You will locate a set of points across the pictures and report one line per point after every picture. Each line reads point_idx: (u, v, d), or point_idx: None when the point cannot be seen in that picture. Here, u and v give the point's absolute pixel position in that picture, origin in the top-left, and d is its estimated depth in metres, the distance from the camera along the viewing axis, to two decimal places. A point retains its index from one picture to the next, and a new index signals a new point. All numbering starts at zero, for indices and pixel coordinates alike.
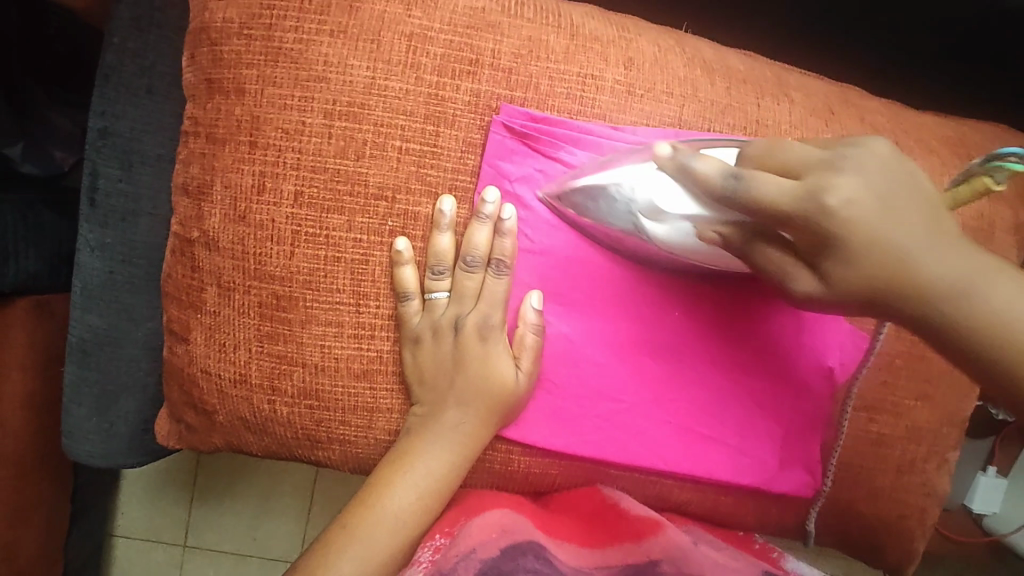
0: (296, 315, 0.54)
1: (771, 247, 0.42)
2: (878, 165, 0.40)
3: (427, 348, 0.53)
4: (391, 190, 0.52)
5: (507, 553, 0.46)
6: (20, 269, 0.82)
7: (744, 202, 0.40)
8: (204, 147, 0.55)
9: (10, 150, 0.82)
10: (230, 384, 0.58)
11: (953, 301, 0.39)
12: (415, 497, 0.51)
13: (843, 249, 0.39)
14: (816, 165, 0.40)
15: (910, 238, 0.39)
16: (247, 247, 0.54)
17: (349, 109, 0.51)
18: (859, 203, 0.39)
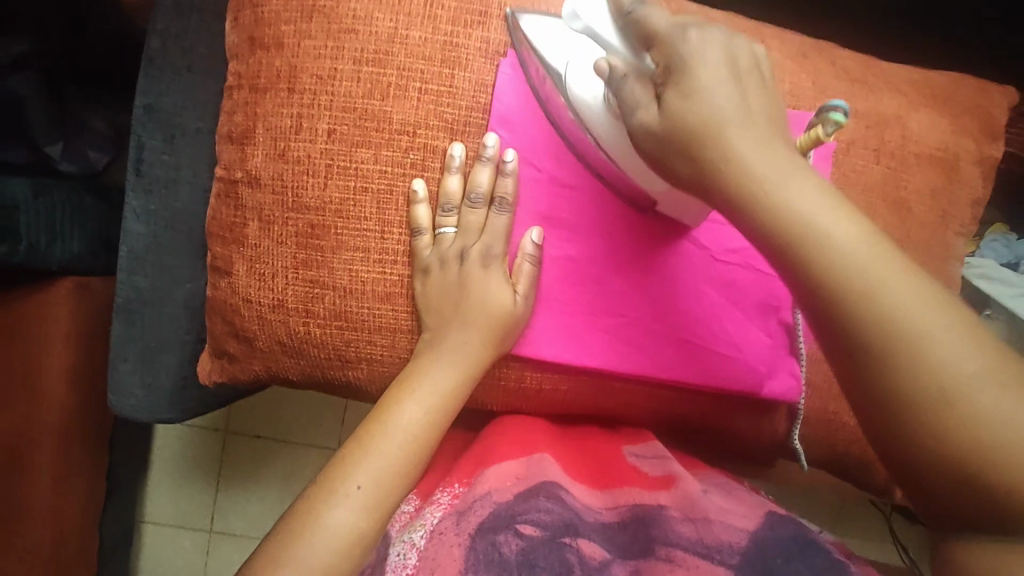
0: (328, 241, 0.61)
1: (634, 80, 0.46)
2: (747, 58, 0.45)
3: (436, 277, 0.59)
4: (412, 126, 0.59)
5: (523, 496, 0.50)
6: (66, 249, 0.90)
7: (636, 23, 0.46)
8: (247, 97, 0.62)
9: (51, 148, 0.93)
10: (269, 310, 0.65)
11: (756, 186, 0.41)
12: (420, 410, 0.54)
13: (687, 82, 0.43)
14: (701, 25, 0.47)
15: (741, 108, 0.43)
16: (285, 182, 0.61)
17: (375, 56, 0.59)
18: (711, 44, 0.44)
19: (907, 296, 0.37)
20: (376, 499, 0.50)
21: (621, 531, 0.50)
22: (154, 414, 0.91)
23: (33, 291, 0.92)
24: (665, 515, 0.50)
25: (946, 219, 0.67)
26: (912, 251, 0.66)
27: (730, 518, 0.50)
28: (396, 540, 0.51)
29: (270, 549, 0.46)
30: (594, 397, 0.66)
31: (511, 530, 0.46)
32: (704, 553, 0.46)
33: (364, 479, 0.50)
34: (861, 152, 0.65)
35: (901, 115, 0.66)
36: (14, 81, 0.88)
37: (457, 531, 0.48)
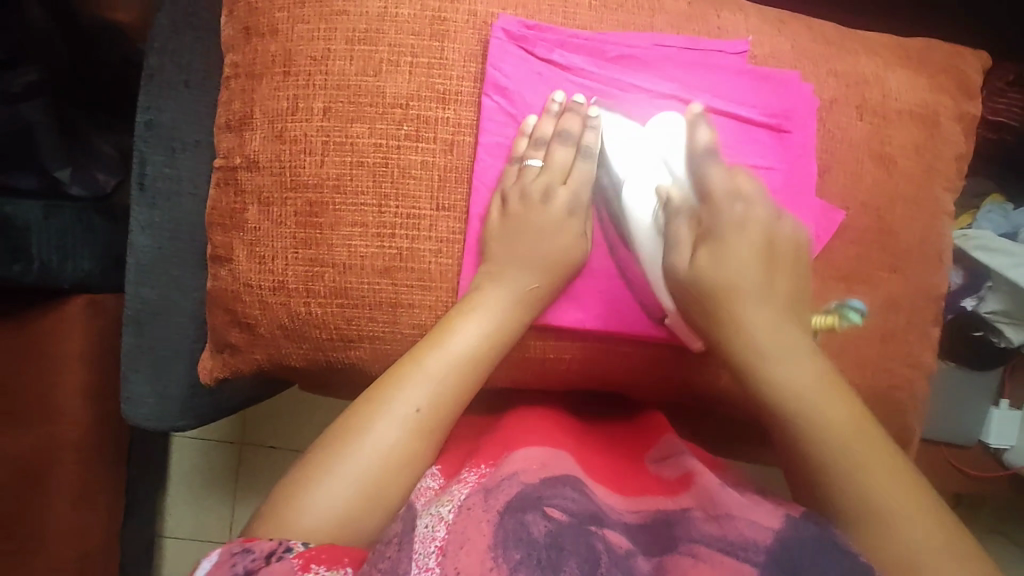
0: (326, 218, 0.62)
1: (680, 221, 0.56)
2: (784, 241, 0.57)
3: (499, 207, 0.61)
4: (405, 99, 0.61)
5: (549, 483, 0.46)
6: (77, 268, 0.91)
7: (694, 172, 0.56)
8: (244, 84, 0.64)
9: (60, 172, 0.91)
10: (270, 292, 0.65)
11: (795, 395, 0.50)
12: (476, 337, 0.56)
13: (718, 244, 0.55)
14: (754, 194, 0.56)
15: (751, 252, 0.55)
16: (283, 162, 0.62)
17: (366, 34, 0.60)
18: (749, 236, 0.55)
19: (861, 481, 0.47)
20: (428, 419, 0.53)
21: (644, 530, 0.46)
22: (162, 421, 0.91)
23: (44, 308, 0.93)
24: (688, 517, 0.45)
25: (932, 173, 0.69)
26: (901, 204, 0.67)
27: (756, 505, 0.45)
28: (421, 513, 0.47)
29: (323, 450, 0.52)
30: (598, 366, 0.67)
31: (539, 512, 0.42)
32: (729, 550, 0.40)
33: (419, 400, 0.53)
34: (845, 108, 0.66)
35: (880, 73, 0.67)
36: (27, 109, 0.89)
37: (485, 508, 0.43)
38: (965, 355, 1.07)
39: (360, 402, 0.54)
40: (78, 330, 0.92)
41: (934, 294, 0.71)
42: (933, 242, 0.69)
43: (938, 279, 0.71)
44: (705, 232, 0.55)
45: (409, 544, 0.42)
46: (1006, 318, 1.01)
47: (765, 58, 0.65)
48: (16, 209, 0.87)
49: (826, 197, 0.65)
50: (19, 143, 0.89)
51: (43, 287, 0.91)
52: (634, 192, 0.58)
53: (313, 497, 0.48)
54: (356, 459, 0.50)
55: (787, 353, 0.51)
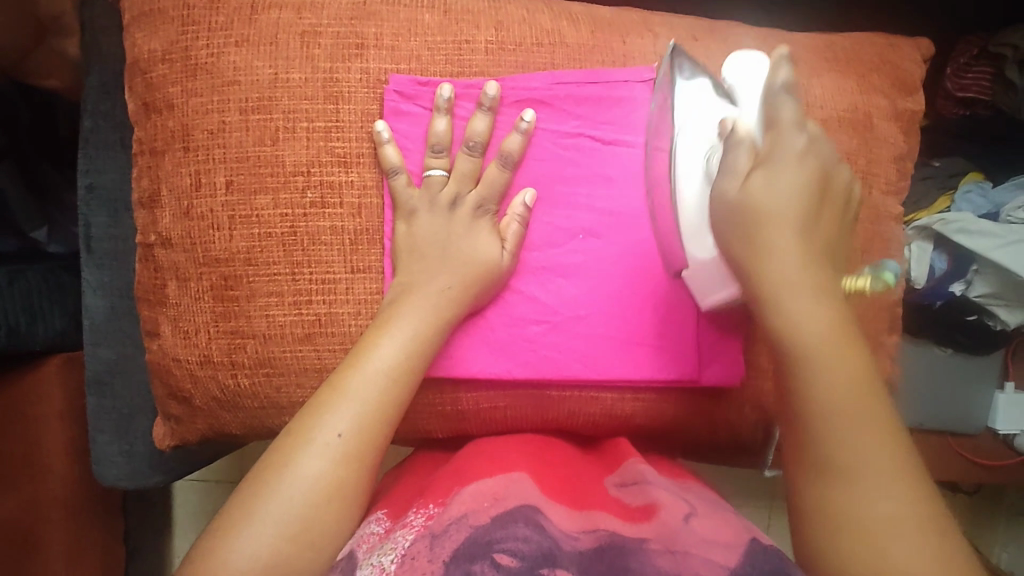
0: (242, 290, 0.61)
1: (741, 148, 0.50)
2: (835, 163, 0.51)
3: (423, 218, 0.59)
4: (306, 165, 0.60)
5: (501, 521, 0.46)
6: (49, 329, 0.94)
7: (767, 84, 0.50)
8: (149, 160, 0.63)
9: (37, 233, 0.95)
10: (198, 366, 0.65)
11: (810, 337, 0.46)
12: (397, 350, 0.54)
13: (772, 164, 0.49)
14: (826, 158, 0.51)
15: (796, 196, 0.49)
16: (194, 238, 0.62)
17: (259, 103, 0.59)
18: (796, 177, 0.49)
19: (871, 484, 0.43)
20: (355, 437, 0.51)
21: (600, 559, 0.44)
22: (137, 479, 0.94)
23: (17, 375, 0.95)
24: (645, 549, 0.45)
25: (869, 180, 0.66)
26: None
27: (712, 550, 0.45)
28: (361, 563, 0.46)
29: (248, 492, 0.49)
30: (534, 413, 0.65)
31: (488, 560, 0.42)
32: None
33: (340, 426, 0.51)
34: None
35: (804, 83, 0.64)
36: None
37: (429, 557, 0.44)
38: (968, 344, 0.97)
39: (283, 438, 0.51)
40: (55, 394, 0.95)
41: (883, 303, 0.69)
42: (876, 255, 0.67)
43: (887, 288, 0.69)
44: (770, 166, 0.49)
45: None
46: (997, 300, 0.92)
47: None
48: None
49: None
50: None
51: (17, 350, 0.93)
52: (685, 142, 0.55)
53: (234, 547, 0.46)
54: (280, 500, 0.48)
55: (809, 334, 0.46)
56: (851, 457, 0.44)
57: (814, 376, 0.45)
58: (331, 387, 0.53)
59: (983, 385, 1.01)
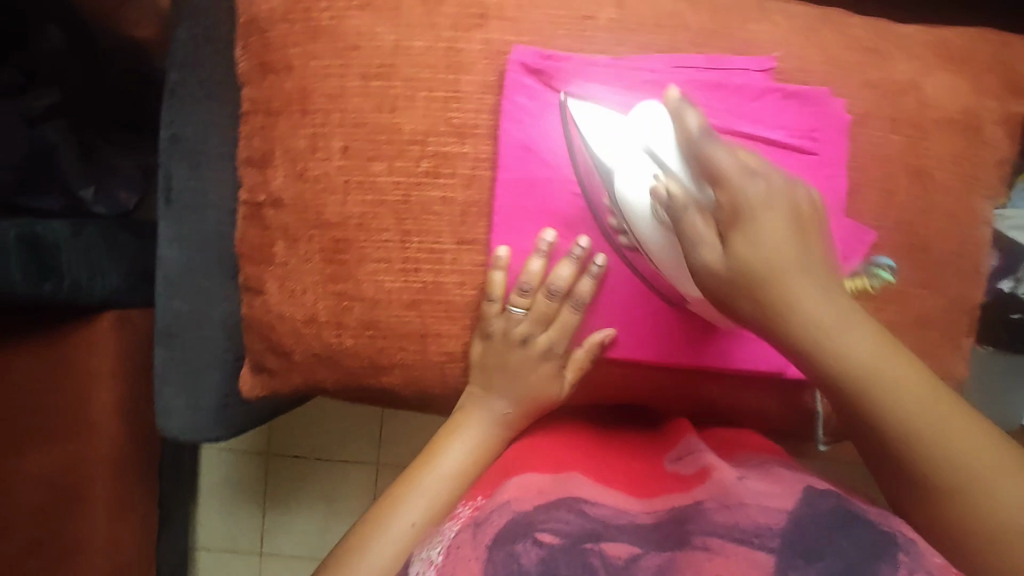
0: (352, 254, 0.63)
1: (697, 214, 0.49)
2: (805, 209, 0.48)
3: (495, 343, 0.62)
4: (422, 135, 0.60)
5: (544, 508, 0.49)
6: (105, 286, 0.94)
7: (697, 159, 0.48)
8: (263, 120, 0.64)
9: (84, 193, 1.01)
10: (302, 324, 0.67)
11: (817, 335, 0.46)
12: (462, 456, 0.60)
13: (748, 231, 0.47)
14: (747, 171, 0.47)
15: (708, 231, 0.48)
16: (307, 200, 0.63)
17: (380, 70, 0.60)
18: (769, 239, 0.47)
19: (942, 455, 0.44)
20: (458, 474, 0.58)
21: (655, 529, 0.47)
22: (199, 432, 0.96)
23: (72, 327, 0.95)
24: (702, 510, 0.48)
25: (971, 182, 0.66)
26: (933, 219, 0.65)
27: (770, 499, 0.47)
28: (414, 558, 0.49)
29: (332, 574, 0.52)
30: (617, 386, 0.68)
31: (529, 539, 0.45)
32: (743, 538, 0.43)
33: (449, 461, 0.59)
34: (878, 121, 0.63)
35: (917, 81, 0.64)
36: (48, 131, 0.97)
37: (473, 544, 0.47)
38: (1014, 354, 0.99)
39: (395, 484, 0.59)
40: (107, 348, 0.96)
41: (966, 305, 0.70)
42: (968, 256, 0.68)
43: (973, 290, 0.70)
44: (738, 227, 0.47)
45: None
46: None
47: (794, 73, 0.62)
48: (44, 228, 0.89)
49: (856, 215, 0.63)
50: (42, 164, 0.97)
51: (74, 305, 0.93)
52: (623, 182, 0.54)
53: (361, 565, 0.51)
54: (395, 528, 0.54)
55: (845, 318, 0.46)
56: (921, 446, 0.44)
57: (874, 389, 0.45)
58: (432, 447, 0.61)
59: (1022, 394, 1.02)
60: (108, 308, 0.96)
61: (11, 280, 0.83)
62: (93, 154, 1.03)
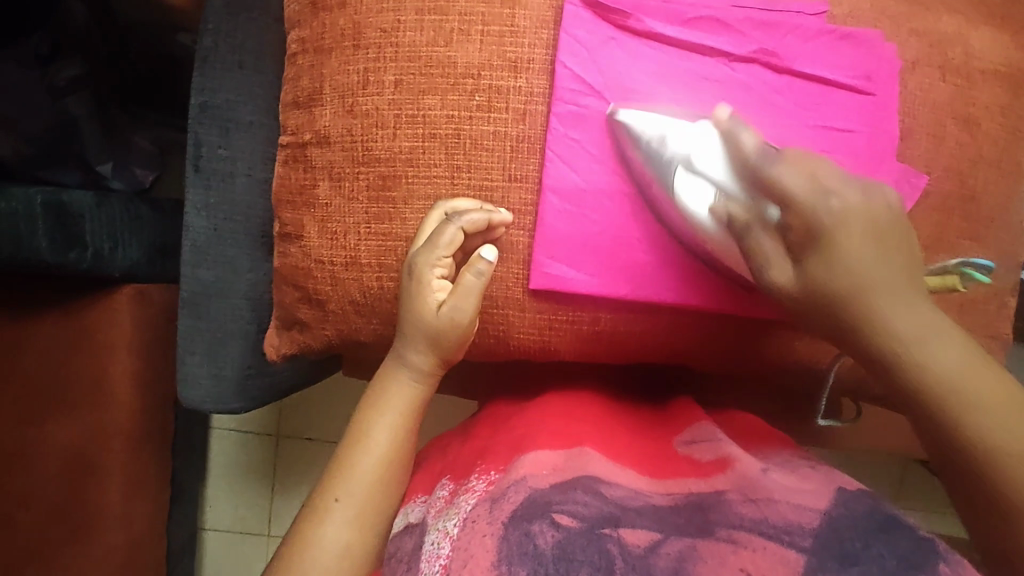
0: (399, 192, 0.62)
1: (766, 235, 0.49)
2: (884, 210, 0.48)
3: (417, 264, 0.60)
4: (477, 68, 0.60)
5: (560, 488, 0.46)
6: (125, 257, 0.92)
7: (763, 180, 0.49)
8: (312, 59, 0.64)
9: (104, 167, 1.01)
10: (342, 268, 0.65)
11: (903, 342, 0.44)
12: (388, 435, 0.57)
13: (830, 253, 0.47)
14: (829, 175, 0.48)
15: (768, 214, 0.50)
16: (355, 137, 0.62)
17: (436, 3, 0.60)
18: (852, 214, 0.47)
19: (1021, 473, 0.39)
20: (388, 455, 0.57)
21: (676, 513, 0.46)
22: (221, 404, 0.94)
23: (89, 297, 0.93)
24: (724, 502, 0.46)
25: (1018, 136, 0.67)
26: (981, 168, 0.66)
27: (798, 494, 0.46)
28: (431, 527, 0.49)
29: (276, 562, 0.52)
30: (670, 336, 0.65)
31: (547, 519, 0.42)
32: (772, 534, 0.42)
33: (378, 439, 0.57)
34: (928, 69, 0.64)
35: (962, 33, 0.65)
36: (71, 102, 0.95)
37: (490, 519, 0.45)
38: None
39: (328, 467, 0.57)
40: (123, 320, 0.93)
41: (1011, 262, 0.70)
42: (1015, 210, 0.68)
43: (1018, 247, 0.69)
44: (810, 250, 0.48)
45: (416, 563, 0.46)
46: None
47: (847, 17, 0.63)
48: (69, 196, 0.87)
49: (908, 161, 0.63)
50: (65, 136, 0.96)
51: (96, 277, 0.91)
52: (683, 178, 0.55)
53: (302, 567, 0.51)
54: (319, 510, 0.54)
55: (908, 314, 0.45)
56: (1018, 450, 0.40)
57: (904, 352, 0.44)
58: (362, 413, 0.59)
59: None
60: (128, 281, 0.94)
61: (36, 248, 0.83)
62: (113, 128, 1.04)
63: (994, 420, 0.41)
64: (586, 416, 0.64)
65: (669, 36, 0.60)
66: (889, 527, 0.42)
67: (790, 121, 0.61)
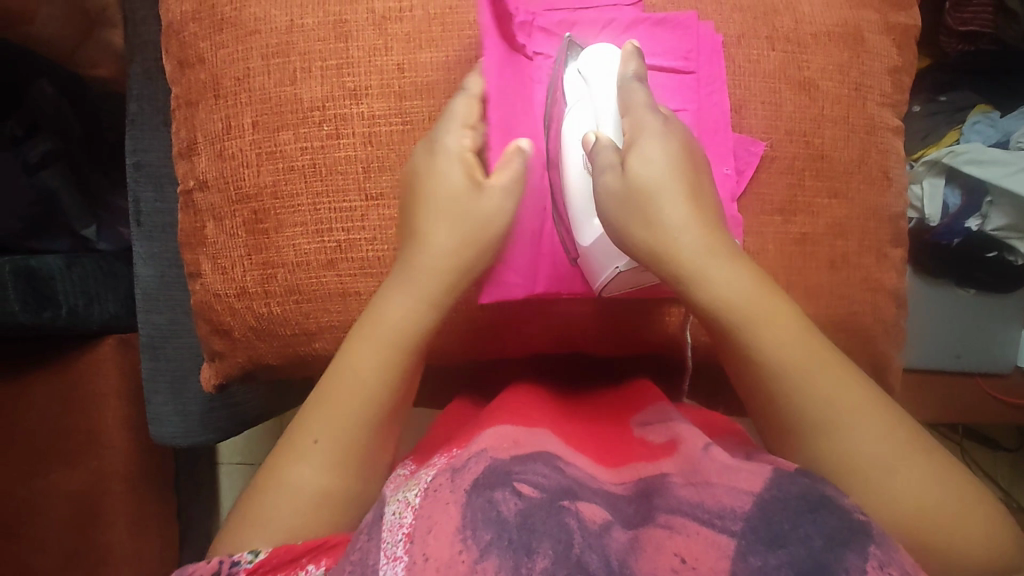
0: (271, 222, 0.67)
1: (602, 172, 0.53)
2: (670, 149, 0.52)
3: (442, 168, 0.57)
4: (322, 101, 0.65)
5: (521, 459, 0.43)
6: (104, 311, 0.99)
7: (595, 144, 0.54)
8: (184, 112, 0.70)
9: (88, 231, 1.04)
10: (235, 300, 0.70)
11: (794, 365, 0.48)
12: (377, 366, 0.51)
13: (647, 195, 0.51)
14: (647, 128, 0.53)
15: (670, 164, 0.51)
16: (227, 177, 0.68)
17: (279, 47, 0.65)
18: (655, 148, 0.52)
19: (888, 486, 0.44)
20: (373, 393, 0.51)
21: (627, 500, 0.42)
22: (189, 438, 1.00)
23: (77, 350, 1.00)
24: (668, 484, 0.42)
25: (863, 92, 0.68)
26: (826, 128, 0.67)
27: (738, 471, 0.42)
28: (390, 499, 0.43)
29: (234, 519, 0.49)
30: (540, 320, 0.69)
31: (509, 488, 0.39)
32: (704, 518, 0.38)
33: (365, 369, 0.51)
34: (755, 41, 0.67)
35: (792, 1, 0.68)
36: (46, 176, 1.00)
37: (452, 489, 0.41)
38: (988, 284, 1.05)
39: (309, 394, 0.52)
40: (112, 369, 1.01)
41: (887, 213, 0.70)
42: (872, 163, 0.69)
43: (887, 198, 0.70)
44: (637, 156, 0.51)
45: (377, 533, 0.40)
46: (1015, 232, 0.99)
47: (666, 5, 0.67)
48: (39, 261, 0.93)
49: (747, 130, 0.66)
50: (48, 208, 1.00)
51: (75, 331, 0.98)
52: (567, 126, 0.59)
53: (260, 523, 0.47)
54: (302, 446, 0.49)
55: (812, 366, 0.48)
56: (870, 466, 0.45)
57: (813, 412, 0.47)
58: (354, 330, 0.53)
59: (1009, 325, 1.08)
60: (111, 331, 1.01)
61: (10, 310, 0.88)
62: (96, 197, 1.07)
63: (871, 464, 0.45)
64: (544, 400, 0.63)
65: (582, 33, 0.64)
66: (822, 506, 0.38)
67: None
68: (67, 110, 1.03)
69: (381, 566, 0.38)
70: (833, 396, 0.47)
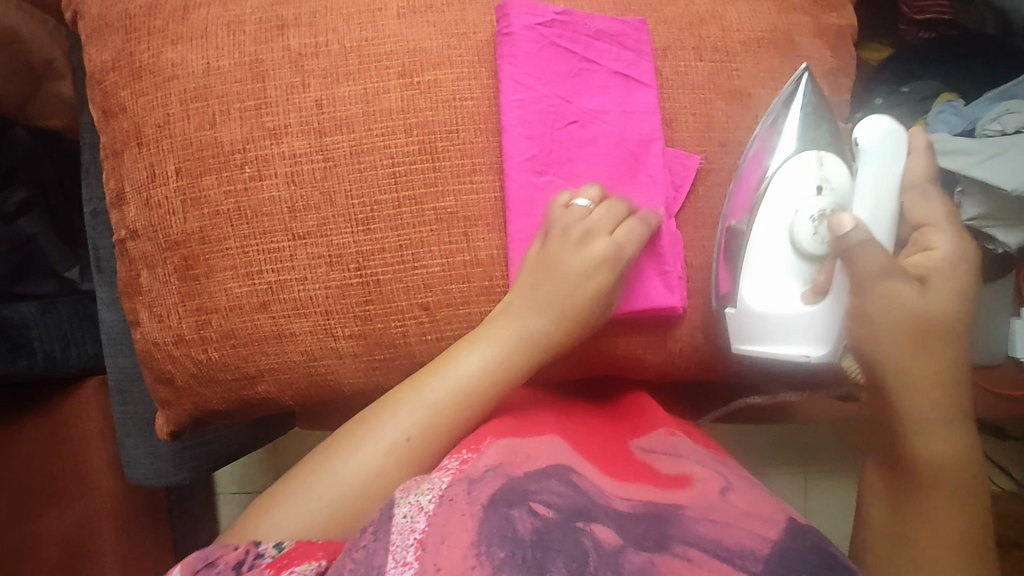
0: (201, 268, 0.66)
1: (893, 280, 0.54)
2: (948, 269, 0.56)
3: (569, 218, 0.60)
4: (241, 144, 0.64)
5: (534, 476, 0.44)
6: (82, 353, 0.99)
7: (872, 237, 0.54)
8: (112, 161, 0.69)
9: (71, 273, 1.01)
10: (174, 346, 0.69)
11: (936, 415, 0.54)
12: (480, 366, 0.57)
13: (924, 304, 0.54)
14: (944, 250, 0.56)
15: (957, 286, 0.56)
16: (156, 225, 0.67)
17: (196, 92, 0.64)
18: (942, 260, 0.56)
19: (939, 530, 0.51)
20: (469, 392, 0.56)
21: (636, 521, 0.41)
22: (163, 478, 0.96)
23: (56, 396, 0.99)
24: (681, 514, 0.42)
25: None
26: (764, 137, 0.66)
27: (754, 523, 0.42)
28: (398, 501, 0.42)
29: (267, 492, 0.54)
30: None
31: (526, 506, 0.40)
32: (724, 556, 0.39)
33: (462, 374, 0.57)
34: (682, 54, 0.65)
35: (718, 10, 0.67)
36: (23, 223, 0.97)
37: (469, 500, 0.41)
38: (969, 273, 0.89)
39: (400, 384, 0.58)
40: (94, 411, 0.99)
41: None
42: None
43: None
44: (925, 276, 0.56)
45: (384, 534, 0.39)
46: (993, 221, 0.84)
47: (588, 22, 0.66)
48: (13, 309, 0.93)
49: (681, 145, 0.65)
50: (26, 255, 0.98)
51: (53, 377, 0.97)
52: (782, 180, 0.59)
53: (282, 513, 0.51)
54: (390, 437, 0.54)
55: (930, 423, 0.53)
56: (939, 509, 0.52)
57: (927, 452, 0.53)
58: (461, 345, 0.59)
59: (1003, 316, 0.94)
60: (90, 374, 1.00)
61: None
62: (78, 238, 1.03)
63: (944, 506, 0.52)
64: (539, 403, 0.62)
65: (639, 71, 0.64)
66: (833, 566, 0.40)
67: (599, 127, 0.63)
68: (42, 155, 0.99)
69: (387, 570, 0.37)
70: (939, 454, 0.53)
